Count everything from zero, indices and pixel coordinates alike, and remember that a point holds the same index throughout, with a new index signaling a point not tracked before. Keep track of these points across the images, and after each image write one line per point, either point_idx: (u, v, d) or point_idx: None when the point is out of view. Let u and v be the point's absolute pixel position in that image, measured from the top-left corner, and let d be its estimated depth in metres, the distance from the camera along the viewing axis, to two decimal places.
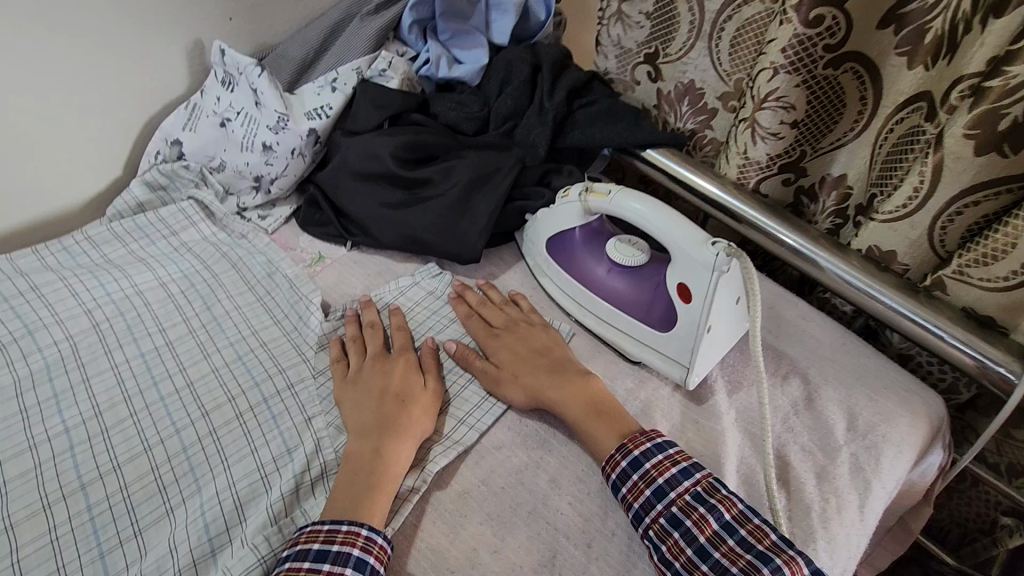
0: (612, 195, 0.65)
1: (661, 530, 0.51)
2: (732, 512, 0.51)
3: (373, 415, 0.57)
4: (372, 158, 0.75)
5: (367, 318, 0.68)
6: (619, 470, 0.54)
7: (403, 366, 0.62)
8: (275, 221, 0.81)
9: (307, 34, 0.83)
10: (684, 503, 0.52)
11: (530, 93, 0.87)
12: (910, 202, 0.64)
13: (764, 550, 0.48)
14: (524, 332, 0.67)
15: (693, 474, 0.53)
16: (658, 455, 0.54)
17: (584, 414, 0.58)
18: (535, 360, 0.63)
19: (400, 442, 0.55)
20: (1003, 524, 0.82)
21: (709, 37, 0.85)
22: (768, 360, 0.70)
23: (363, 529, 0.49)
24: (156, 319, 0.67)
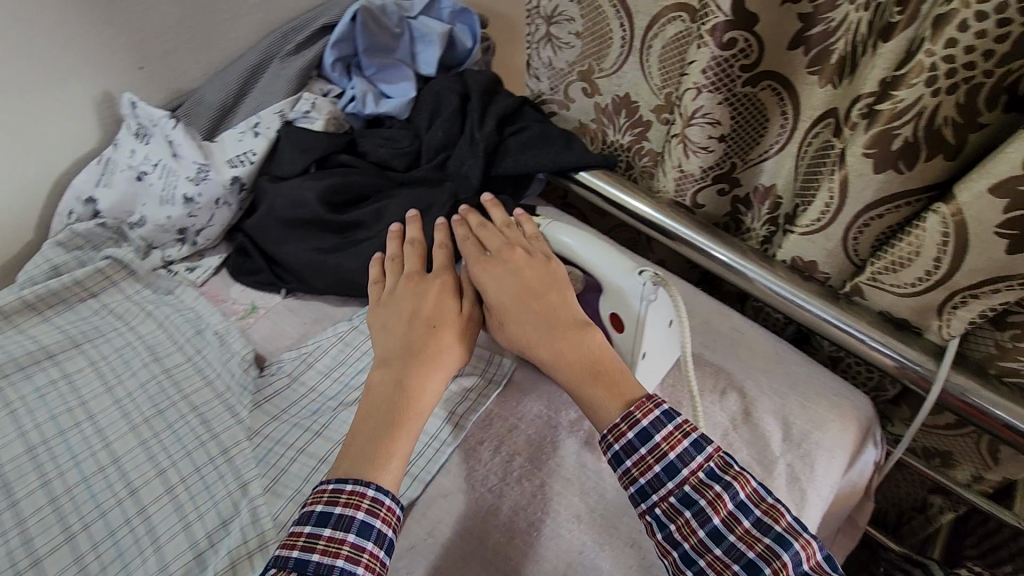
0: (543, 227, 0.67)
1: (670, 509, 0.51)
2: (747, 491, 0.50)
3: (401, 341, 0.60)
4: (300, 204, 0.74)
5: (410, 236, 0.70)
6: (624, 441, 0.53)
7: (437, 287, 0.64)
8: (204, 272, 0.78)
9: (224, 77, 0.80)
10: (697, 482, 0.51)
11: (461, 123, 0.87)
12: (822, 216, 0.68)
13: (782, 532, 0.48)
14: (530, 270, 0.63)
15: (704, 448, 0.52)
16: (668, 427, 0.53)
17: (579, 377, 0.58)
18: (532, 307, 0.61)
19: (424, 371, 0.58)
20: (932, 501, 0.89)
21: (640, 52, 0.86)
22: (706, 376, 0.72)
23: (369, 489, 0.50)
24: (76, 393, 0.64)
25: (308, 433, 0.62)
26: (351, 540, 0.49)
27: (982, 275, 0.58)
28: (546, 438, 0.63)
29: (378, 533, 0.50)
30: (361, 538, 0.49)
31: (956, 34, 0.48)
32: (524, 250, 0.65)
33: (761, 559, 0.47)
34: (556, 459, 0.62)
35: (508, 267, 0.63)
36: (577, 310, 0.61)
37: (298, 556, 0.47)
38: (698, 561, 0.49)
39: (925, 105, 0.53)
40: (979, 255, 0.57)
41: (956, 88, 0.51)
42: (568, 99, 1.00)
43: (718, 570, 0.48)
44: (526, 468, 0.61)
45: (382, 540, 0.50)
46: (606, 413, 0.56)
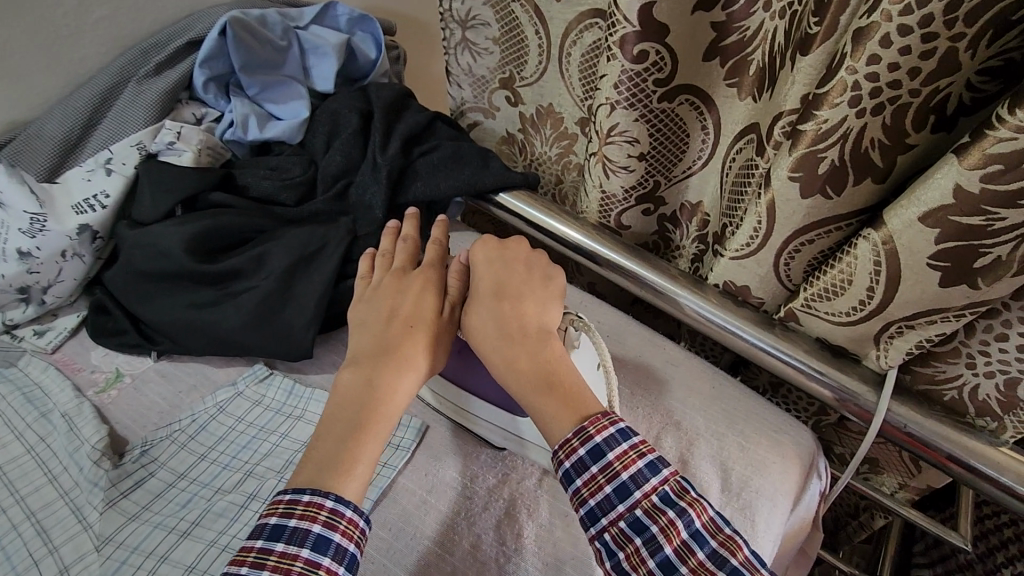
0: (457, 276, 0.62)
1: (619, 536, 0.45)
2: (703, 520, 0.45)
3: (372, 340, 0.55)
4: (163, 254, 0.64)
5: (403, 231, 0.66)
6: (575, 458, 0.48)
7: (419, 285, 0.59)
8: (56, 336, 0.66)
9: (70, 105, 0.69)
10: (650, 505, 0.45)
11: (363, 145, 0.77)
12: (751, 241, 0.62)
13: (738, 566, 0.42)
14: (523, 274, 0.58)
15: (660, 471, 0.47)
16: (623, 445, 0.47)
17: (532, 386, 0.51)
18: (499, 311, 0.55)
19: (398, 373, 0.52)
20: (864, 506, 0.81)
21: (560, 59, 0.78)
22: (640, 419, 0.65)
23: (326, 501, 0.45)
24: None
25: (175, 536, 0.52)
26: (306, 556, 0.43)
27: (914, 306, 0.53)
28: (458, 513, 0.56)
29: (337, 549, 0.44)
30: (317, 554, 0.43)
31: (879, 49, 0.43)
32: (510, 252, 0.60)
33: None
34: (470, 540, 0.54)
35: (495, 268, 0.59)
36: (548, 319, 0.55)
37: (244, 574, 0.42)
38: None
39: (850, 127, 0.48)
40: (912, 287, 0.52)
41: (882, 108, 0.46)
42: (493, 107, 0.91)
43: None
44: (435, 553, 0.53)
45: (342, 557, 0.44)
46: (559, 428, 0.49)
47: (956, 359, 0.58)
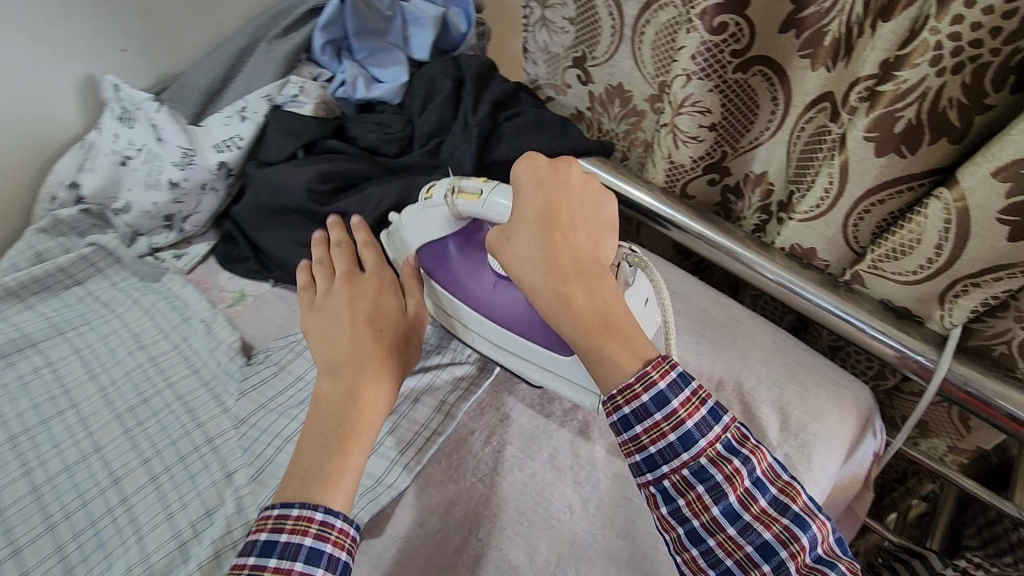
0: (484, 196, 0.56)
1: (682, 481, 0.48)
2: (763, 468, 0.48)
3: (347, 341, 0.57)
4: (283, 191, 0.73)
5: (334, 238, 0.68)
6: (637, 404, 0.47)
7: (374, 287, 0.62)
8: (191, 260, 0.76)
9: (211, 60, 0.79)
10: (715, 454, 0.47)
11: (455, 108, 0.85)
12: (821, 203, 0.66)
13: (800, 513, 0.46)
14: (576, 204, 0.53)
15: (722, 418, 0.48)
16: (686, 392, 0.47)
17: (588, 328, 0.49)
18: (551, 243, 0.51)
19: (378, 368, 0.55)
20: (913, 472, 0.90)
21: (633, 39, 0.79)
22: (704, 363, 0.70)
23: (316, 513, 0.46)
24: (58, 380, 0.63)
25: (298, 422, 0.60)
26: (299, 569, 0.45)
27: (982, 263, 0.57)
28: (537, 427, 0.62)
29: (330, 558, 0.46)
30: (310, 565, 0.45)
31: (964, 9, 0.47)
32: (563, 176, 0.53)
33: (777, 540, 0.46)
34: (548, 451, 0.60)
35: (543, 197, 0.52)
36: (601, 252, 0.52)
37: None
38: (707, 540, 0.48)
39: (930, 86, 0.51)
40: (979, 243, 0.55)
41: (963, 67, 0.49)
42: (565, 83, 0.92)
43: (729, 549, 0.47)
44: (518, 458, 0.59)
45: (336, 564, 0.46)
46: (619, 371, 0.48)
47: (1005, 313, 0.62)
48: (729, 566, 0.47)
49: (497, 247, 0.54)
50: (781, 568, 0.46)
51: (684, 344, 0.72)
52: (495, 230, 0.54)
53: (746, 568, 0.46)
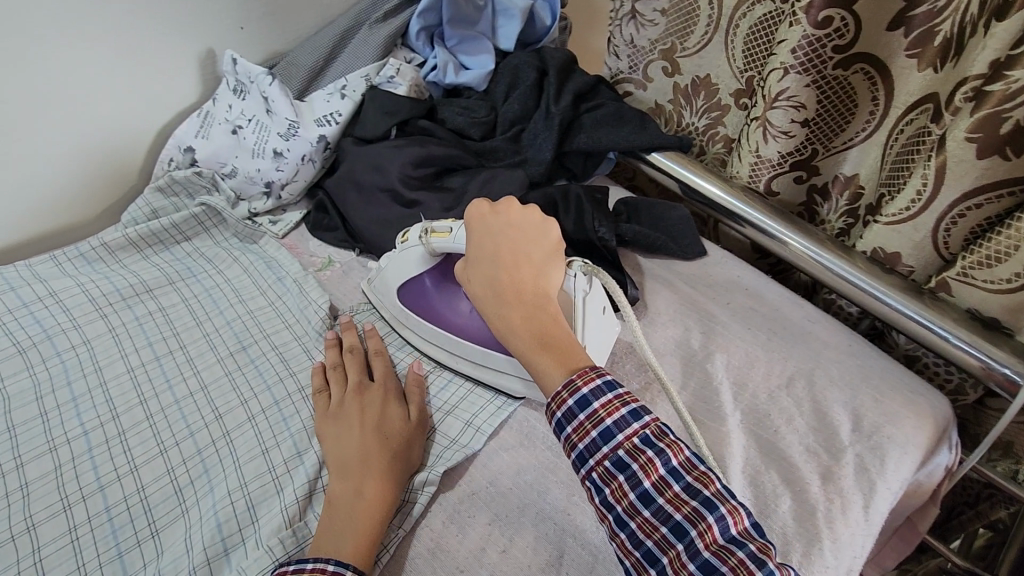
0: (454, 231, 0.60)
1: (604, 473, 0.46)
2: (680, 459, 0.46)
3: (356, 452, 0.54)
4: (376, 165, 0.77)
5: (347, 342, 0.65)
6: (565, 408, 0.48)
7: (382, 394, 0.59)
8: (285, 226, 0.82)
9: (317, 42, 0.85)
10: (631, 446, 0.46)
11: (537, 97, 0.87)
12: (912, 206, 0.65)
13: (710, 497, 0.44)
14: (519, 234, 0.57)
15: (642, 417, 0.47)
16: (608, 395, 0.47)
17: (526, 343, 0.52)
18: (496, 270, 0.55)
19: (382, 479, 0.52)
20: (986, 495, 0.82)
21: (727, 31, 0.80)
22: (776, 360, 0.69)
23: (329, 564, 0.46)
24: (169, 323, 0.69)
25: None
26: None
27: None
28: None
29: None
30: None
31: None
32: (510, 211, 0.57)
33: (688, 521, 0.43)
34: None
35: (491, 232, 0.57)
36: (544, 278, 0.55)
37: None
38: (629, 524, 0.45)
39: None
40: None
41: None
42: (647, 78, 0.93)
43: (648, 533, 0.44)
44: None
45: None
46: (550, 380, 0.50)
47: None
48: (650, 549, 0.44)
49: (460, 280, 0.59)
50: (693, 549, 0.43)
51: (754, 338, 0.71)
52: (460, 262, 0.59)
53: (664, 550, 0.44)
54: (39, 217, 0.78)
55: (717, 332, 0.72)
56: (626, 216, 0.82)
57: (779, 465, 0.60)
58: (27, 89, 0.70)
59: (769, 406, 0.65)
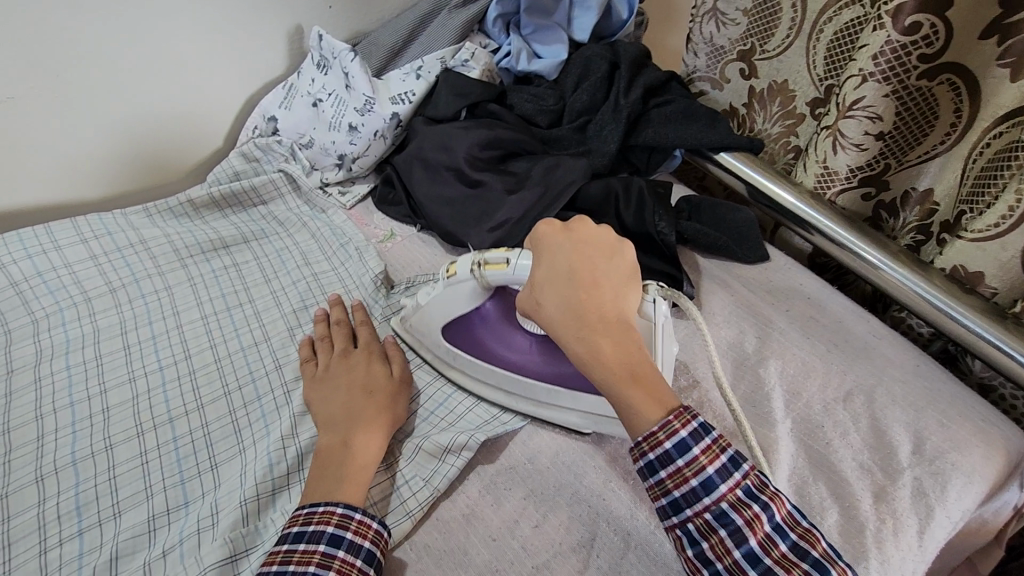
0: (513, 261, 0.54)
1: (704, 526, 0.45)
2: (783, 514, 0.45)
3: (342, 407, 0.56)
4: (443, 145, 0.79)
5: (335, 316, 0.66)
6: (659, 451, 0.46)
7: (366, 357, 0.61)
8: (353, 197, 0.86)
9: (398, 23, 0.88)
10: (735, 499, 0.44)
11: (607, 88, 0.86)
12: (1003, 221, 0.62)
13: (820, 559, 0.43)
14: (601, 256, 0.52)
15: (741, 466, 0.46)
16: (707, 439, 0.46)
17: (619, 379, 0.47)
18: (578, 294, 0.49)
19: (372, 430, 0.54)
20: None
21: (809, 36, 0.77)
22: (833, 373, 0.66)
23: (337, 508, 0.48)
24: (241, 278, 0.74)
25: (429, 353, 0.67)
26: (323, 551, 0.46)
27: None
28: None
29: (351, 544, 0.46)
30: (331, 548, 0.46)
31: None
32: (591, 232, 0.52)
33: None
34: None
35: (571, 251, 0.51)
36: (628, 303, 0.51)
37: (275, 571, 0.44)
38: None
39: None
40: None
41: None
42: (724, 79, 0.91)
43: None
44: None
45: (357, 550, 0.46)
46: (642, 418, 0.46)
47: None
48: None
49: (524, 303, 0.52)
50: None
51: (812, 348, 0.68)
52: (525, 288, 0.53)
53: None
54: (137, 172, 0.85)
55: (773, 337, 0.70)
56: (688, 214, 0.80)
57: (828, 478, 0.58)
58: (135, 52, 0.76)
59: (823, 418, 0.62)
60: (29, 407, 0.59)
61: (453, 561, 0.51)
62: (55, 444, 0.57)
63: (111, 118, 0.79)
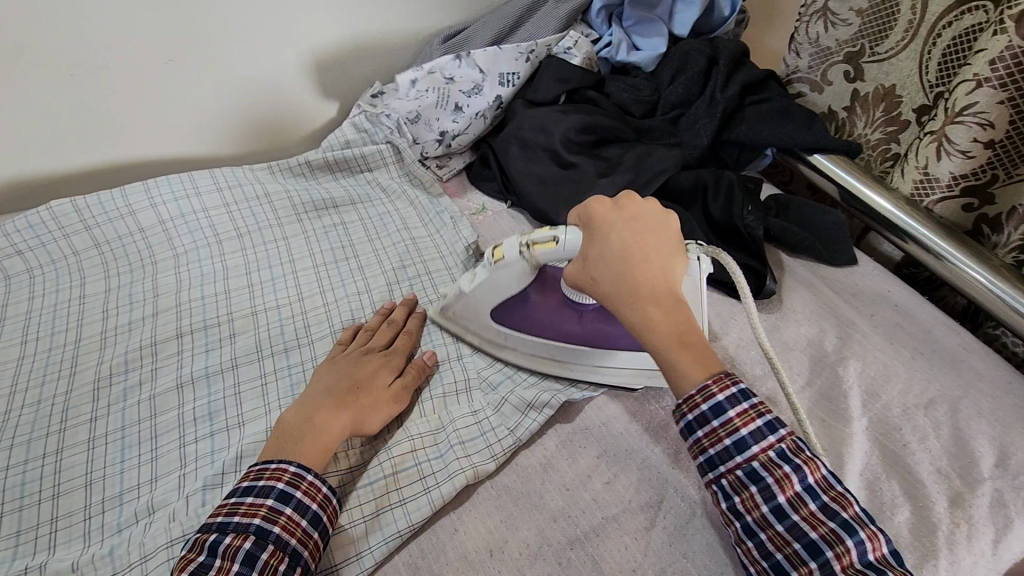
0: (562, 239, 0.55)
1: (736, 481, 0.47)
2: (816, 477, 0.46)
3: (325, 391, 0.57)
4: (543, 129, 0.83)
5: (395, 315, 0.68)
6: (697, 412, 0.48)
7: (380, 361, 0.61)
8: (450, 171, 0.93)
9: (507, 9, 0.93)
10: (767, 459, 0.46)
11: (703, 83, 0.87)
12: None
13: (849, 520, 0.44)
14: (649, 229, 0.52)
15: (778, 430, 0.47)
16: (743, 404, 0.47)
17: (667, 344, 0.49)
18: (628, 263, 0.51)
19: (338, 415, 0.54)
20: None
21: (925, 40, 0.75)
22: (916, 380, 0.65)
23: (291, 465, 0.50)
24: (347, 235, 0.81)
25: None
26: (270, 505, 0.48)
27: None
28: None
29: (299, 503, 0.48)
30: (279, 502, 0.47)
31: None
32: (639, 207, 0.53)
33: (823, 541, 0.44)
34: None
35: (623, 226, 0.52)
36: (676, 273, 0.52)
37: (219, 522, 0.46)
38: (759, 534, 0.46)
39: None
40: None
41: None
42: (824, 82, 0.90)
43: (778, 546, 0.45)
44: None
45: (304, 511, 0.48)
46: (687, 382, 0.48)
47: None
48: (779, 561, 0.45)
49: (577, 277, 0.53)
50: (828, 570, 0.43)
51: (895, 353, 0.68)
52: (576, 261, 0.54)
53: (794, 565, 0.44)
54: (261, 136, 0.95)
55: (855, 339, 0.70)
56: (775, 212, 0.81)
57: (902, 477, 0.58)
58: None
59: (901, 421, 0.62)
60: (171, 326, 0.68)
61: (529, 502, 0.55)
62: (193, 358, 0.66)
63: (248, 83, 0.86)
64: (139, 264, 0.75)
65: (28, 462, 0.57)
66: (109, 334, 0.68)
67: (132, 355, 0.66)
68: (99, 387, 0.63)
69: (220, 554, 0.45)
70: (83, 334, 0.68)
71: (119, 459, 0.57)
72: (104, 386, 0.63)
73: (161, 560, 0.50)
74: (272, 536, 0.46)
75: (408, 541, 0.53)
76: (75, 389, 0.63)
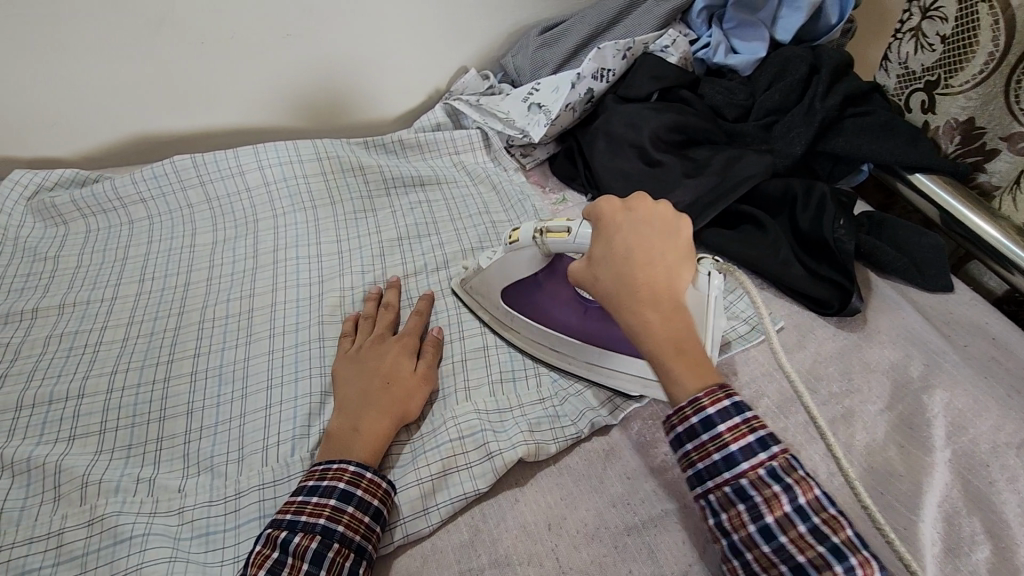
0: (574, 231, 0.55)
1: (723, 498, 0.44)
2: (809, 497, 0.42)
3: (358, 392, 0.58)
4: (633, 125, 0.83)
5: (386, 298, 0.70)
6: (686, 425, 0.45)
7: (397, 349, 0.62)
8: (534, 160, 0.94)
9: (607, 5, 0.94)
10: (756, 477, 0.43)
11: (803, 91, 0.84)
12: None
13: (839, 544, 0.40)
14: (653, 232, 0.49)
15: (770, 447, 0.44)
16: (735, 418, 0.44)
17: (662, 352, 0.45)
18: (629, 266, 0.48)
19: (380, 417, 0.56)
20: None
21: (1014, 69, 0.70)
22: (1009, 418, 0.62)
23: (350, 466, 0.51)
24: (431, 213, 0.84)
25: None
26: (333, 504, 0.49)
27: None
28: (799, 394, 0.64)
29: (360, 501, 0.49)
30: (342, 501, 0.49)
31: None
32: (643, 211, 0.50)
33: (811, 566, 0.41)
34: (803, 416, 0.63)
35: (625, 230, 0.49)
36: (681, 276, 0.48)
37: (289, 519, 0.48)
38: (745, 553, 0.44)
39: None
40: None
41: None
42: (905, 107, 0.86)
43: (765, 567, 0.43)
44: (772, 413, 0.63)
45: (366, 507, 0.50)
46: (681, 391, 0.45)
47: None
48: None
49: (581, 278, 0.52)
50: None
51: (988, 388, 0.64)
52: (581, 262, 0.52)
53: None
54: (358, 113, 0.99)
55: (943, 368, 0.66)
56: (867, 229, 0.78)
57: (985, 515, 0.55)
58: None
59: (989, 457, 0.59)
60: (267, 281, 0.74)
61: (590, 485, 0.56)
62: (284, 310, 0.71)
63: (352, 61, 0.90)
64: (243, 221, 0.81)
65: (140, 384, 0.63)
66: (213, 282, 0.74)
67: (233, 302, 0.72)
68: (203, 327, 0.69)
69: (291, 551, 0.46)
70: (192, 278, 0.75)
71: (216, 393, 0.63)
72: (208, 326, 0.69)
73: (252, 500, 0.54)
74: (338, 535, 0.47)
75: (473, 503, 0.55)
76: (182, 325, 0.69)
